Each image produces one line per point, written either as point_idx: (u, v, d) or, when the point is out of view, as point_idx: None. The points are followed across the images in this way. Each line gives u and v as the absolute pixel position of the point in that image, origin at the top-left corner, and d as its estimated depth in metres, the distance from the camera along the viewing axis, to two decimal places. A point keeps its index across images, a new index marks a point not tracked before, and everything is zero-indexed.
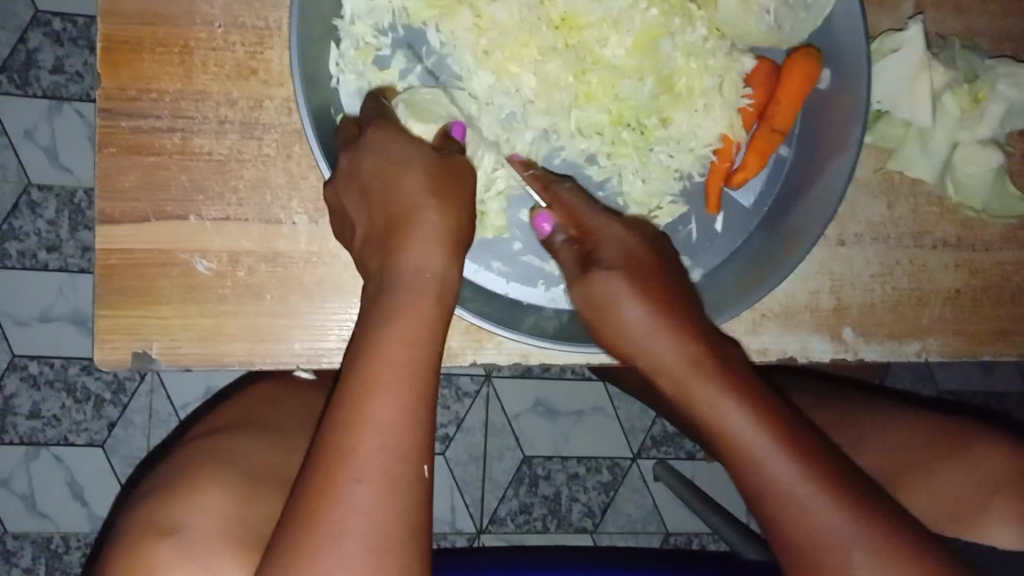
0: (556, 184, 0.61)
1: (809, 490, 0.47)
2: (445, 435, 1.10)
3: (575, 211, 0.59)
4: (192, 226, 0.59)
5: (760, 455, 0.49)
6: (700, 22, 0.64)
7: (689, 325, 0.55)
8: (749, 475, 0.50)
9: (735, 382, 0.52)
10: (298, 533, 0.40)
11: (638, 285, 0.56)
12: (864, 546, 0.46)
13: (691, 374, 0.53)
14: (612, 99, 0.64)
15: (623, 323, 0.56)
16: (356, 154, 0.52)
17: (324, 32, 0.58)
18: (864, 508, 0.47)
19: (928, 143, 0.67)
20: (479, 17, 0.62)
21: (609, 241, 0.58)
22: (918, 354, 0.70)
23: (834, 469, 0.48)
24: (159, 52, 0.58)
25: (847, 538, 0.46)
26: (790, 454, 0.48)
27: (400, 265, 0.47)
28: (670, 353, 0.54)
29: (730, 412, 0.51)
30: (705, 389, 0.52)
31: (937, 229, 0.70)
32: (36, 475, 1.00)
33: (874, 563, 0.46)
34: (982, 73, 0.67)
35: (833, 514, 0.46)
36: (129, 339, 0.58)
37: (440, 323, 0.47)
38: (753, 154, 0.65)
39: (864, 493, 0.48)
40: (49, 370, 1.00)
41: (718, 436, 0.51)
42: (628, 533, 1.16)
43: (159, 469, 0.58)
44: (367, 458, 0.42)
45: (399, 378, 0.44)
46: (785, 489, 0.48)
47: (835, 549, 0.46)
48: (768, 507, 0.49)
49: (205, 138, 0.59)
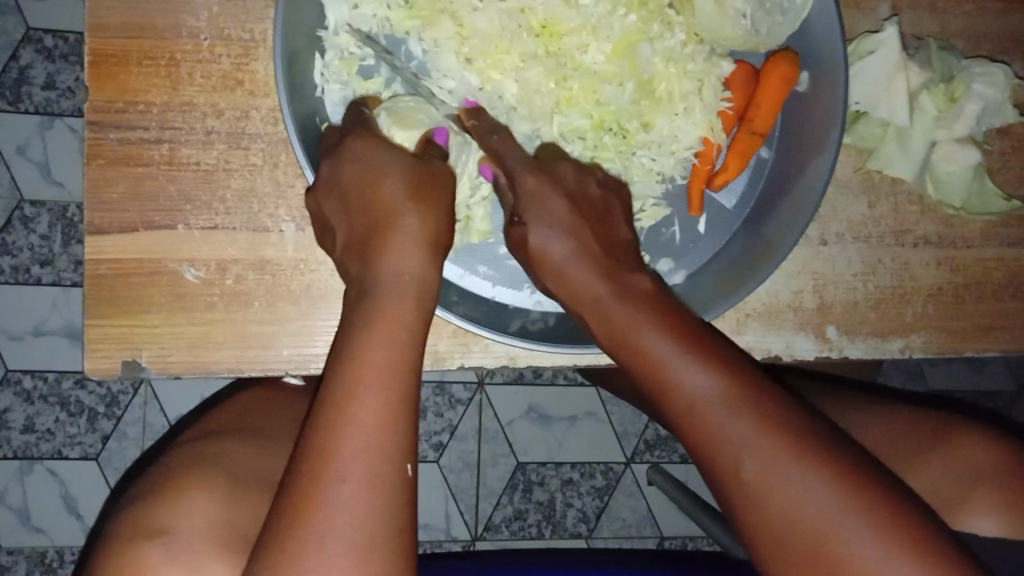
0: (491, 133, 0.59)
1: (720, 399, 0.45)
2: (439, 442, 1.11)
3: (502, 158, 0.58)
4: (180, 236, 0.59)
5: (669, 365, 0.47)
6: (678, 28, 0.65)
7: (606, 252, 0.54)
8: (661, 391, 0.47)
9: (649, 306, 0.50)
10: (283, 532, 0.41)
11: (554, 211, 0.55)
12: (775, 455, 0.42)
13: (605, 300, 0.52)
14: (593, 104, 0.65)
15: (542, 254, 0.55)
16: (338, 162, 0.53)
17: (308, 43, 0.59)
18: (776, 418, 0.44)
19: (905, 142, 0.68)
20: (461, 26, 0.63)
21: (528, 188, 0.56)
22: (902, 351, 0.70)
23: (747, 379, 0.46)
24: (146, 65, 0.59)
25: (753, 438, 0.43)
26: (701, 363, 0.46)
27: (380, 268, 0.48)
28: (586, 283, 0.53)
29: (644, 334, 0.49)
30: (619, 311, 0.51)
31: (918, 228, 0.70)
32: (30, 490, 1.00)
33: (786, 469, 0.42)
34: (957, 73, 0.68)
35: (740, 422, 0.44)
36: (120, 348, 0.59)
37: (421, 327, 0.48)
38: (733, 155, 0.65)
39: (778, 406, 0.45)
40: (42, 384, 1.01)
41: (633, 360, 0.49)
42: (622, 537, 1.16)
43: (146, 476, 0.58)
44: (351, 458, 0.42)
45: (382, 379, 0.44)
46: (695, 406, 0.45)
47: (738, 457, 0.43)
48: (684, 427, 0.46)
49: (192, 148, 0.60)
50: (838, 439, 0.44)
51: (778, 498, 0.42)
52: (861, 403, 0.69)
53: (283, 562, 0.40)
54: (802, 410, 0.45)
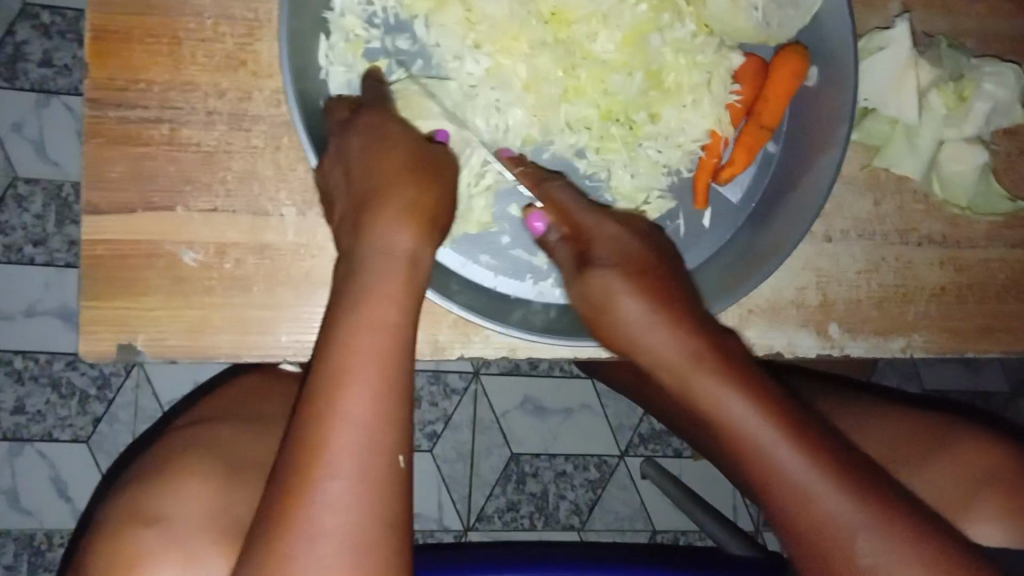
0: (548, 181, 0.60)
1: (819, 479, 0.45)
2: (433, 432, 1.10)
3: (564, 205, 0.58)
4: (179, 217, 0.58)
5: (798, 480, 0.46)
6: (689, 18, 0.64)
7: (689, 320, 0.52)
8: (753, 465, 0.47)
9: (739, 374, 0.49)
10: (273, 534, 0.40)
11: (626, 275, 0.53)
12: (876, 527, 0.44)
13: (689, 368, 0.50)
14: (601, 94, 0.65)
15: (612, 308, 0.53)
16: (341, 137, 0.52)
17: (313, 25, 0.58)
18: (861, 488, 0.45)
19: (915, 139, 0.68)
20: (469, 11, 0.62)
21: (601, 234, 0.56)
22: (904, 349, 0.70)
23: (847, 466, 0.46)
24: (148, 43, 0.58)
25: (854, 526, 0.44)
26: (797, 448, 0.46)
27: (371, 243, 0.46)
28: (670, 348, 0.51)
29: (743, 411, 0.48)
30: (703, 376, 0.50)
31: (922, 227, 0.70)
32: (19, 472, 0.99)
33: (882, 547, 0.44)
34: (967, 72, 0.68)
35: (840, 505, 0.45)
36: (116, 331, 0.58)
37: (413, 307, 0.46)
38: (740, 149, 0.65)
39: (868, 479, 0.46)
40: (34, 365, 0.99)
41: (730, 436, 0.48)
42: (616, 530, 1.16)
43: (143, 458, 0.57)
44: (340, 454, 0.41)
45: (370, 365, 0.43)
46: (792, 481, 0.46)
47: (845, 534, 0.44)
48: (796, 539, 0.46)
49: (194, 129, 0.59)
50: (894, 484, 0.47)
51: (867, 575, 0.44)
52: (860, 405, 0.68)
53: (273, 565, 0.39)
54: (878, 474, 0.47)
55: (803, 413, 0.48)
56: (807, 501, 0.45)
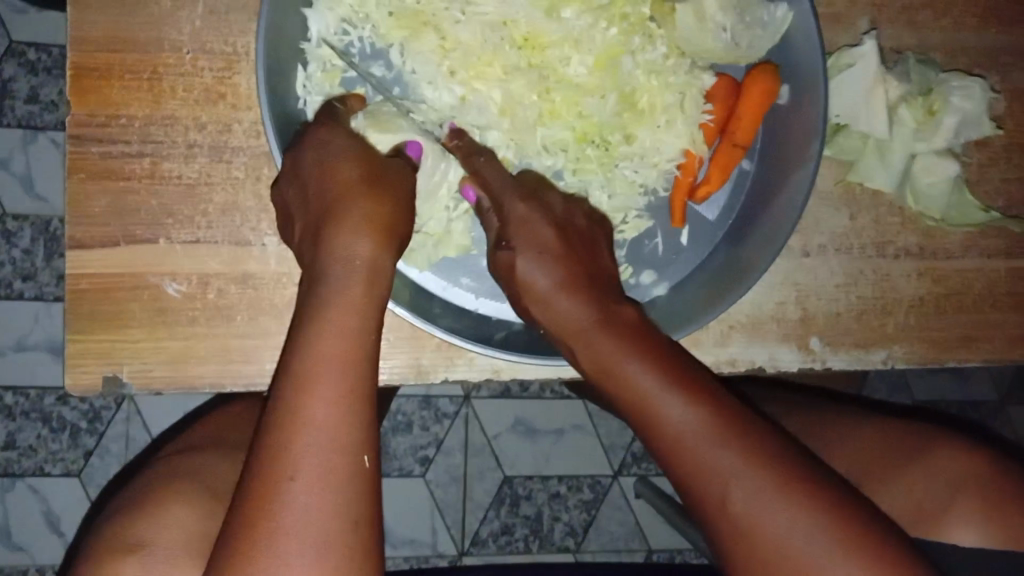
0: (477, 156, 0.61)
1: (700, 436, 0.45)
2: (425, 457, 1.10)
3: (488, 183, 0.59)
4: (161, 249, 0.59)
5: (680, 429, 0.45)
6: (660, 41, 0.66)
7: (594, 294, 0.54)
8: (647, 423, 0.48)
9: (633, 336, 0.51)
10: (234, 539, 0.39)
11: (542, 250, 0.55)
12: (748, 473, 0.43)
13: (588, 327, 0.52)
14: (575, 116, 0.66)
15: (526, 284, 0.55)
16: (298, 151, 0.53)
17: (291, 54, 0.59)
18: (745, 436, 0.45)
19: (885, 155, 0.69)
20: (443, 39, 0.63)
21: (517, 214, 0.57)
22: (884, 361, 0.71)
23: (731, 419, 0.45)
24: (128, 79, 0.59)
25: (732, 472, 0.43)
26: (683, 399, 0.46)
27: (330, 253, 0.47)
28: (571, 314, 0.53)
29: (635, 371, 0.49)
30: (603, 343, 0.51)
31: (899, 239, 0.71)
32: (11, 507, 0.99)
33: (757, 495, 0.43)
34: (935, 86, 0.69)
35: (720, 453, 0.44)
36: (101, 363, 0.58)
37: (376, 312, 0.46)
38: (715, 167, 0.66)
39: (751, 430, 0.45)
40: (25, 400, 1.00)
41: (619, 391, 0.49)
42: (610, 551, 1.16)
43: (131, 488, 0.57)
44: (304, 456, 0.40)
45: (333, 369, 0.42)
46: (675, 432, 0.46)
47: (724, 485, 0.44)
48: (689, 497, 0.45)
49: (175, 162, 0.59)
50: (781, 438, 0.46)
51: (756, 526, 0.42)
52: (828, 422, 0.69)
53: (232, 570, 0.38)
54: (770, 431, 0.46)
55: (693, 368, 0.49)
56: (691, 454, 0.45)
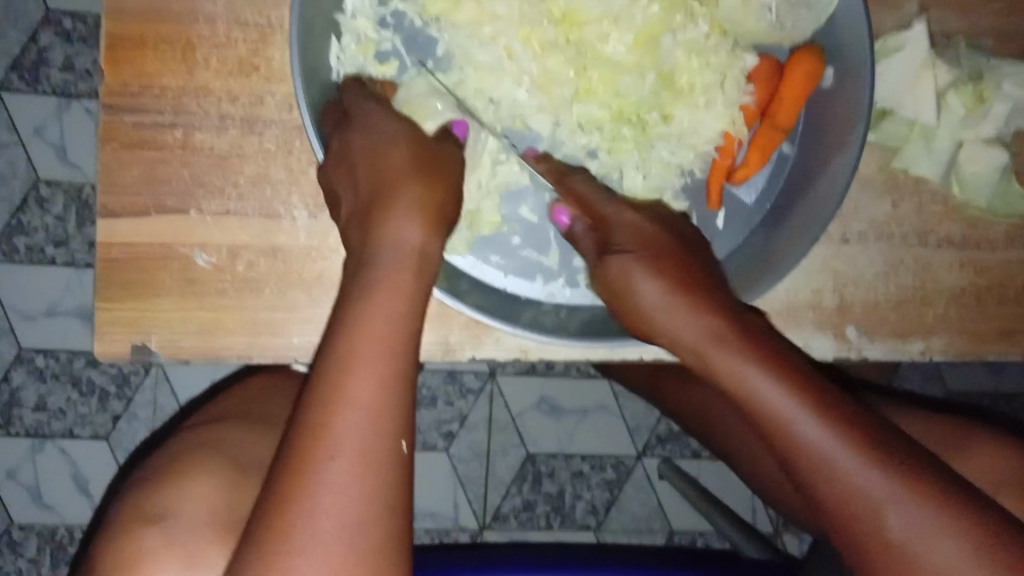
0: (570, 176, 0.60)
1: (833, 442, 0.48)
2: (449, 431, 1.11)
3: (591, 205, 0.58)
4: (192, 220, 0.59)
5: (793, 423, 0.49)
6: (702, 19, 0.64)
7: (701, 294, 0.53)
8: (782, 442, 0.50)
9: (751, 347, 0.51)
10: (272, 516, 0.38)
11: (647, 259, 0.54)
12: (898, 502, 0.46)
13: (708, 344, 0.52)
14: (612, 95, 0.64)
15: (633, 298, 0.54)
16: (344, 132, 0.51)
17: (325, 26, 0.58)
18: (857, 434, 0.48)
19: (932, 141, 0.67)
20: (481, 10, 0.62)
21: (623, 219, 0.56)
22: (922, 353, 0.69)
23: (852, 420, 0.49)
24: (161, 48, 0.59)
25: (885, 496, 0.46)
26: (820, 420, 0.48)
27: (381, 238, 0.45)
28: (688, 328, 0.52)
29: (761, 385, 0.50)
30: (724, 355, 0.51)
31: (942, 228, 0.69)
32: (42, 467, 1.01)
33: (914, 518, 0.46)
34: (987, 72, 0.67)
35: (871, 480, 0.47)
36: (130, 332, 0.59)
37: (419, 300, 0.45)
38: (754, 150, 0.64)
39: (843, 407, 0.49)
40: (55, 363, 1.01)
41: (745, 404, 0.51)
42: (632, 531, 1.15)
43: (154, 456, 0.58)
44: (344, 435, 0.40)
45: (377, 353, 0.42)
46: (817, 452, 0.48)
47: (876, 509, 0.46)
48: (823, 491, 0.48)
49: (206, 133, 0.59)
50: (894, 432, 0.49)
51: (881, 527, 0.46)
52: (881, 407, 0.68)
53: (268, 550, 0.38)
54: (895, 435, 0.49)
55: (810, 375, 0.51)
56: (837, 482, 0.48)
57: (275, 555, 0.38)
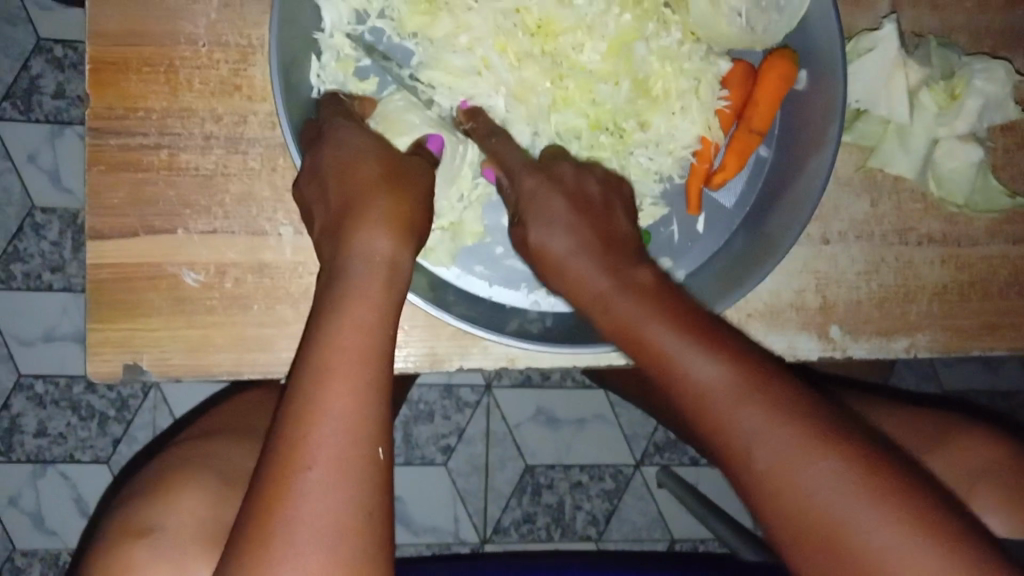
0: (492, 137, 0.62)
1: (725, 393, 0.41)
2: (447, 445, 1.11)
3: (507, 161, 0.59)
4: (179, 239, 0.60)
5: (675, 357, 0.44)
6: (674, 26, 0.65)
7: (610, 255, 0.52)
8: (668, 384, 0.44)
9: (648, 297, 0.48)
10: (255, 527, 0.39)
11: (555, 213, 0.54)
12: (771, 431, 0.39)
13: (613, 292, 0.49)
14: (589, 103, 0.66)
15: (545, 252, 0.54)
16: (318, 150, 0.53)
17: (305, 45, 0.60)
18: (748, 371, 0.42)
19: (907, 139, 0.68)
20: (458, 24, 0.63)
21: (525, 187, 0.56)
22: (908, 350, 0.70)
23: (754, 370, 0.42)
24: (145, 72, 0.60)
25: (761, 429, 0.40)
26: (706, 355, 0.43)
27: (351, 249, 0.46)
28: (589, 281, 0.51)
29: (653, 326, 0.46)
30: (620, 302, 0.48)
31: (921, 226, 0.70)
32: (44, 493, 1.02)
33: (783, 451, 0.39)
34: (958, 69, 0.67)
35: (747, 415, 0.40)
36: (120, 351, 0.60)
37: (392, 310, 0.46)
38: (731, 155, 0.66)
39: (763, 362, 0.43)
40: (55, 389, 1.02)
41: (632, 345, 0.47)
42: (633, 540, 1.15)
43: (145, 473, 0.59)
44: (320, 445, 0.40)
45: (350, 363, 0.42)
46: (704, 391, 0.42)
47: (745, 443, 0.40)
48: (691, 413, 0.43)
49: (192, 154, 0.60)
50: (809, 392, 0.42)
51: (785, 481, 0.38)
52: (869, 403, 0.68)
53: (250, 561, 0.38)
54: (818, 400, 0.41)
55: (712, 324, 0.46)
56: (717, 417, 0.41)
57: (255, 565, 0.38)
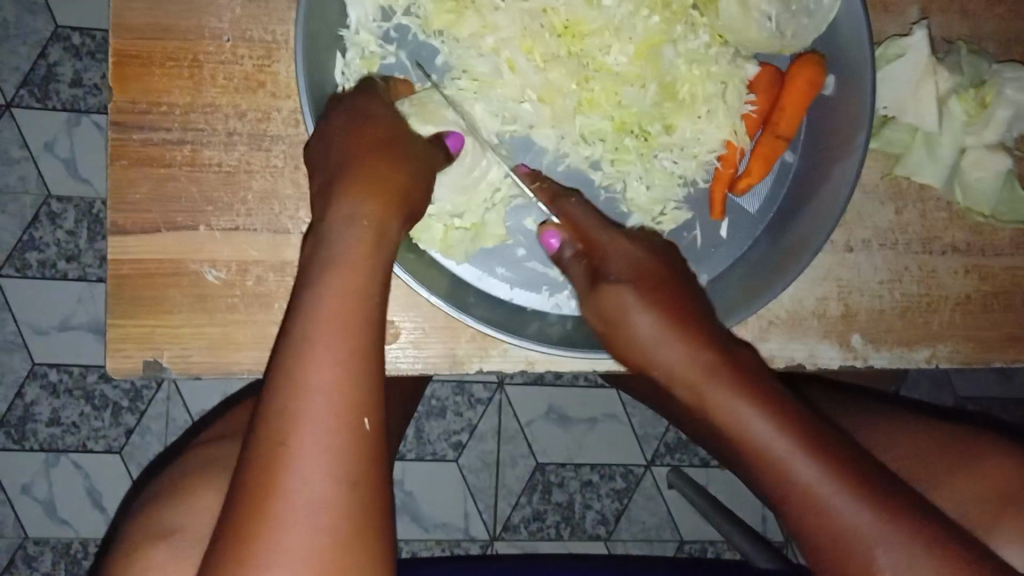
0: (563, 198, 0.61)
1: (833, 485, 0.46)
2: (458, 442, 1.11)
3: (580, 224, 0.60)
4: (201, 236, 0.60)
5: (781, 454, 0.48)
6: (702, 29, 0.65)
7: (703, 335, 0.55)
8: (778, 490, 0.49)
9: (747, 386, 0.52)
10: (241, 505, 0.38)
11: (641, 301, 0.56)
12: (892, 543, 0.44)
13: (708, 375, 0.53)
14: (614, 106, 0.65)
15: (631, 327, 0.56)
16: (325, 119, 0.53)
17: (330, 42, 0.59)
18: (851, 472, 0.46)
19: (935, 148, 0.67)
20: (484, 23, 0.63)
21: (609, 252, 0.59)
22: (928, 360, 0.69)
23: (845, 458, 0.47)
24: (168, 66, 0.60)
25: (869, 536, 0.44)
26: (809, 454, 0.47)
27: (335, 216, 0.46)
28: (689, 362, 0.54)
29: (754, 419, 0.50)
30: (719, 391, 0.52)
31: (945, 235, 0.69)
32: (56, 482, 1.02)
33: (898, 560, 0.44)
34: (987, 78, 0.67)
35: (858, 515, 0.45)
36: (140, 347, 0.60)
37: (377, 276, 0.44)
38: (757, 159, 0.65)
39: (880, 481, 0.46)
40: (68, 378, 1.02)
41: (736, 436, 0.51)
42: (642, 540, 1.15)
43: (167, 475, 0.59)
44: (303, 415, 0.39)
45: (334, 329, 0.41)
46: (807, 491, 0.47)
47: (861, 546, 0.44)
48: (789, 503, 0.48)
49: (214, 150, 0.60)
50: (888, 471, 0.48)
51: (868, 560, 0.44)
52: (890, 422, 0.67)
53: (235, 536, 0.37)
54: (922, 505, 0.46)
55: (818, 423, 0.50)
56: (815, 512, 0.46)
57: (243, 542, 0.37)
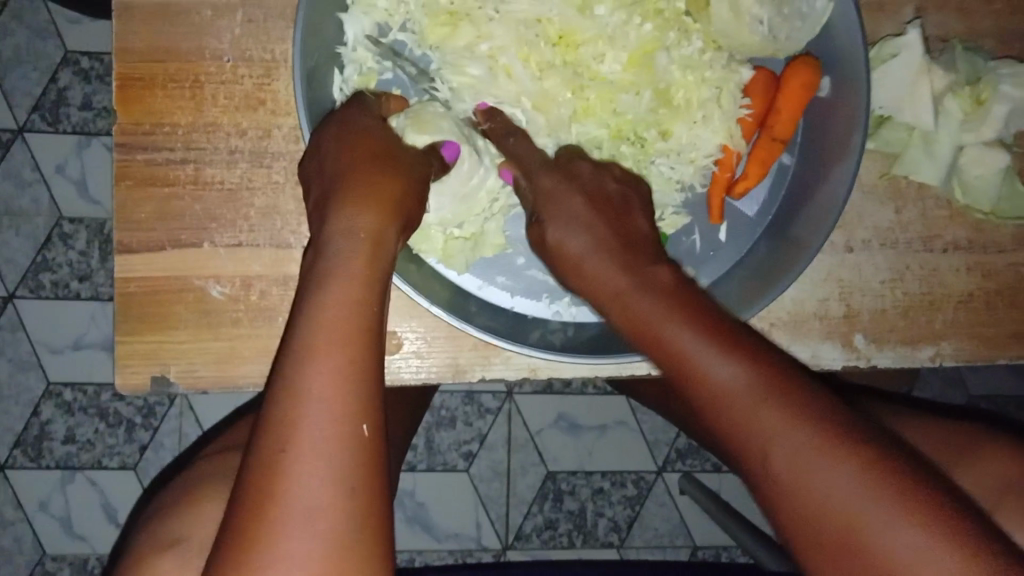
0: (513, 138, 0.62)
1: (743, 387, 0.40)
2: (469, 452, 1.11)
3: (526, 163, 0.60)
4: (205, 253, 0.61)
5: (693, 355, 0.42)
6: (696, 35, 0.65)
7: (633, 257, 0.51)
8: (693, 399, 0.42)
9: (675, 300, 0.46)
10: (238, 515, 0.37)
11: (575, 216, 0.54)
12: (798, 433, 0.38)
13: (627, 291, 0.49)
14: (610, 113, 0.66)
15: (561, 249, 0.54)
16: (319, 131, 0.54)
17: (327, 59, 0.60)
18: (764, 368, 0.41)
19: (931, 147, 0.67)
20: (479, 36, 0.64)
21: (544, 188, 0.57)
22: (932, 359, 0.69)
23: (776, 371, 0.40)
24: (170, 87, 0.61)
25: (778, 428, 0.38)
26: (724, 353, 0.42)
27: (333, 225, 0.45)
28: (604, 279, 0.51)
29: (682, 335, 0.44)
30: (637, 303, 0.48)
31: (947, 233, 0.69)
32: (72, 499, 1.03)
33: (802, 450, 0.37)
34: (984, 75, 0.66)
35: (769, 411, 0.39)
36: (148, 364, 0.61)
37: (377, 286, 0.44)
38: (753, 163, 0.65)
39: (810, 397, 0.39)
40: (82, 396, 1.03)
41: (656, 352, 0.45)
42: (655, 547, 1.15)
43: (173, 487, 0.59)
44: (304, 422, 0.38)
45: (336, 338, 0.40)
46: (717, 392, 0.41)
47: (767, 442, 0.38)
48: (708, 412, 0.42)
49: (217, 168, 0.61)
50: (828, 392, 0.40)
51: (778, 460, 0.38)
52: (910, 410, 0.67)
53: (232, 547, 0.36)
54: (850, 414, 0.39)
55: (742, 331, 0.44)
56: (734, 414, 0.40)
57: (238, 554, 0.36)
